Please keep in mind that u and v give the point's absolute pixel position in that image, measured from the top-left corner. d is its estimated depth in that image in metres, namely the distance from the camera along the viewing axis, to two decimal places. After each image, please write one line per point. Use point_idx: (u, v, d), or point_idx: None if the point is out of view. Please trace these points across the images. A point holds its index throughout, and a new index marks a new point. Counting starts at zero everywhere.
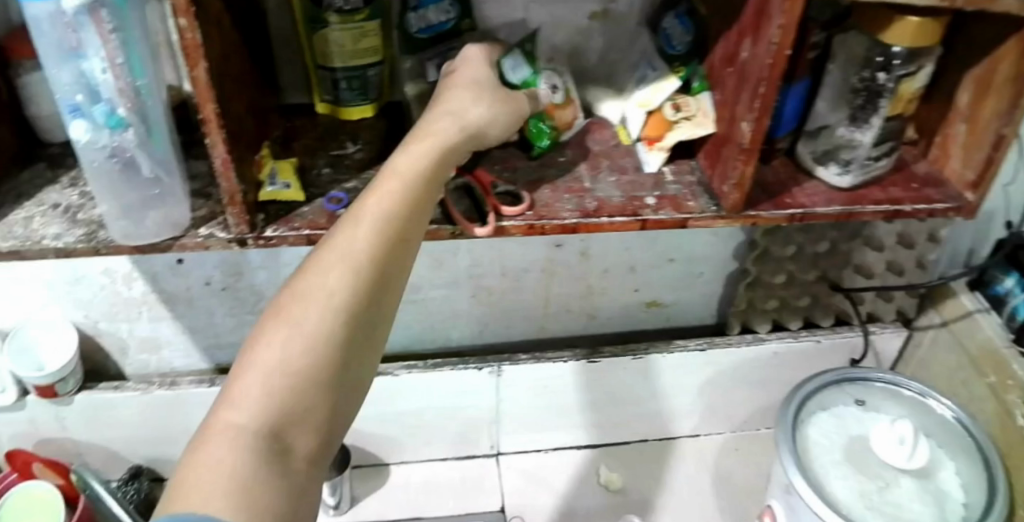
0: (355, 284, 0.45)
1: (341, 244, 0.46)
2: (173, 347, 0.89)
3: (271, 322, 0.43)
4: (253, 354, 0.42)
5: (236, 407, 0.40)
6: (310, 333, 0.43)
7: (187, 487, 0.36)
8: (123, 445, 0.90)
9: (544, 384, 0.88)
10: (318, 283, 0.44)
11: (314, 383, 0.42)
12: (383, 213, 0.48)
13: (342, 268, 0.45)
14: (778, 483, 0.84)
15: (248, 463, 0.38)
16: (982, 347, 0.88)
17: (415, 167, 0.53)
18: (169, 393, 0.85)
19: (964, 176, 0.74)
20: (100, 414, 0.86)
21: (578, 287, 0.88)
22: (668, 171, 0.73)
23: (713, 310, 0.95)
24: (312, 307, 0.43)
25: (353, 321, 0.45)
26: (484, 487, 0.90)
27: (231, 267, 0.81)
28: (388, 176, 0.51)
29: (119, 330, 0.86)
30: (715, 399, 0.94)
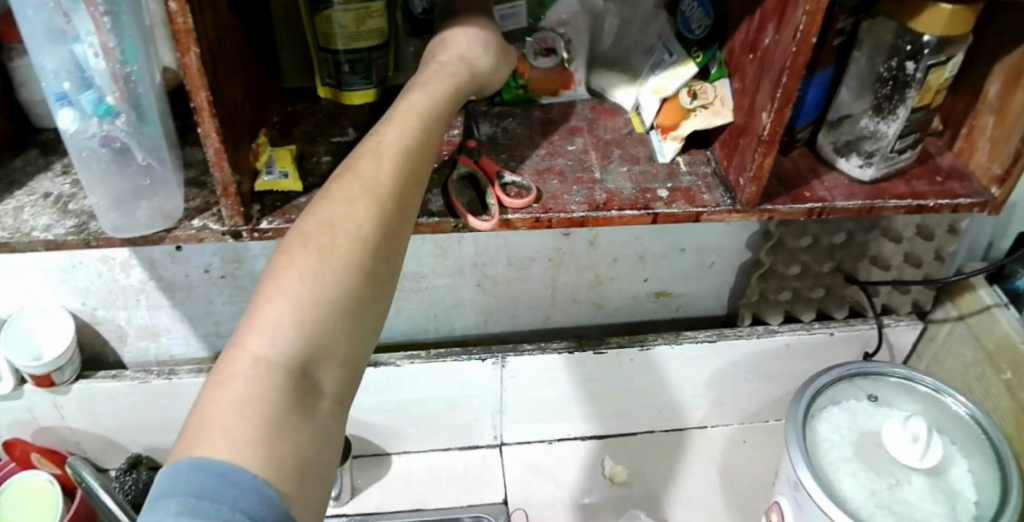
0: (381, 218, 0.44)
1: (365, 177, 0.45)
2: (172, 335, 0.87)
3: (297, 249, 0.41)
4: (279, 281, 0.40)
5: (262, 337, 0.38)
6: (339, 265, 0.41)
7: (215, 424, 0.35)
8: (122, 433, 0.89)
9: (549, 375, 0.85)
10: (347, 214, 0.43)
11: (341, 319, 0.41)
12: (402, 149, 0.48)
13: (369, 201, 0.44)
14: (786, 480, 0.82)
15: (277, 404, 0.37)
16: (999, 343, 0.85)
17: (427, 107, 0.52)
18: (168, 382, 0.84)
19: (990, 170, 0.71)
20: (98, 403, 0.85)
21: (587, 278, 0.85)
22: (682, 161, 0.70)
23: (724, 301, 0.91)
24: (340, 238, 0.42)
25: (378, 256, 0.43)
26: (487, 479, 0.89)
27: (230, 255, 0.79)
28: (400, 114, 0.51)
29: (117, 318, 0.84)
30: (725, 392, 0.92)
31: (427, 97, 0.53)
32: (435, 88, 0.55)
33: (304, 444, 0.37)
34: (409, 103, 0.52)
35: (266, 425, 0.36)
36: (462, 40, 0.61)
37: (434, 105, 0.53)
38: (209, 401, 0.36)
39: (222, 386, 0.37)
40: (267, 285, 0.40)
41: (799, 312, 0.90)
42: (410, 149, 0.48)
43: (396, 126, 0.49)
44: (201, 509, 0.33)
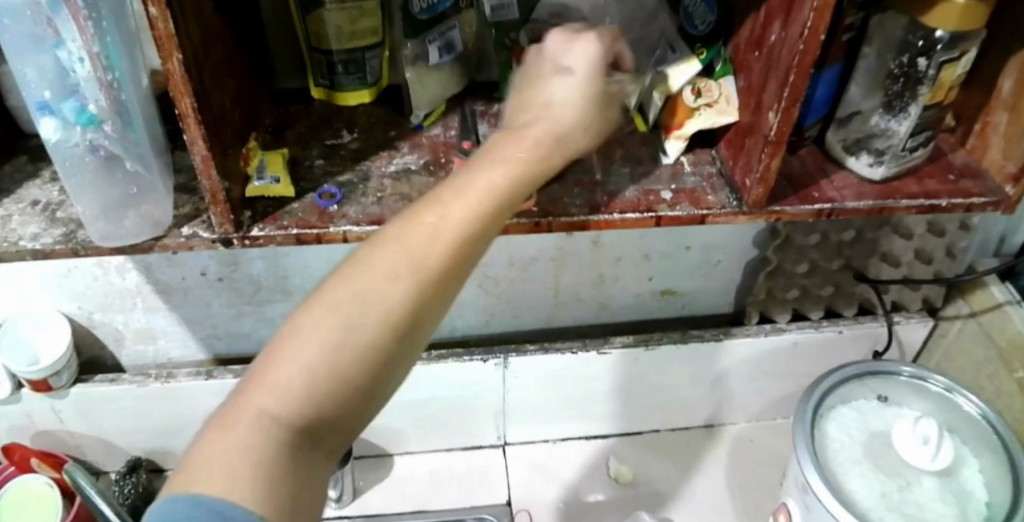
0: (425, 295, 0.39)
1: (413, 243, 0.40)
2: (169, 338, 0.86)
3: (324, 313, 0.37)
4: (300, 345, 0.37)
5: (272, 398, 0.36)
6: (366, 340, 0.38)
7: (215, 468, 0.34)
8: (121, 436, 0.89)
9: (552, 376, 0.84)
10: (387, 275, 0.39)
11: (356, 393, 0.38)
12: (467, 218, 0.41)
13: (414, 277, 0.39)
14: (794, 482, 0.80)
15: (277, 456, 0.35)
16: (1011, 341, 0.83)
17: (512, 173, 0.44)
18: (167, 386, 0.82)
19: (1004, 168, 0.69)
20: (97, 407, 0.84)
21: (589, 277, 0.83)
22: (686, 161, 0.68)
23: (729, 300, 0.90)
24: (372, 315, 0.38)
25: (410, 336, 0.39)
26: (490, 480, 0.88)
27: (225, 259, 0.77)
28: (478, 177, 0.43)
29: (114, 321, 0.83)
30: (731, 392, 0.90)
31: (510, 160, 0.44)
32: (540, 142, 0.46)
33: (299, 495, 0.36)
34: (507, 156, 0.45)
35: (263, 474, 0.34)
36: (569, 98, 0.49)
37: (522, 171, 0.44)
38: (212, 441, 0.35)
39: (226, 429, 0.35)
40: (291, 341, 0.37)
41: (807, 310, 0.88)
42: (475, 224, 0.41)
43: (472, 172, 0.43)
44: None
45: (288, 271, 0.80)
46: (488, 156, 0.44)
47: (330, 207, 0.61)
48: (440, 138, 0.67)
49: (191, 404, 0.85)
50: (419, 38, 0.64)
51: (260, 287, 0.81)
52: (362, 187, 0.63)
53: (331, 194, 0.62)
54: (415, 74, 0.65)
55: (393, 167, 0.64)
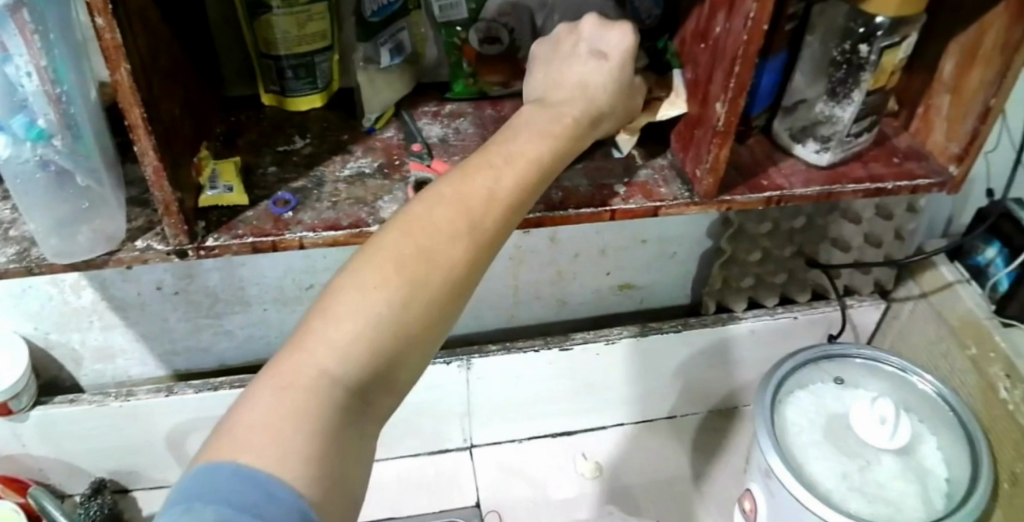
0: (474, 259, 0.43)
1: (467, 214, 0.43)
2: (128, 355, 0.85)
3: (387, 269, 0.40)
4: (365, 299, 0.39)
5: (337, 351, 0.38)
6: (425, 301, 0.41)
7: (267, 430, 0.35)
8: (82, 458, 0.87)
9: (517, 375, 0.84)
10: (442, 243, 0.42)
11: (412, 348, 0.41)
12: (505, 195, 0.45)
13: (465, 241, 0.43)
14: (756, 467, 0.81)
15: (333, 417, 0.37)
16: (964, 319, 0.86)
17: (538, 159, 0.49)
18: (127, 404, 0.81)
19: (948, 149, 0.71)
20: (56, 429, 0.82)
21: (549, 274, 0.84)
22: (639, 155, 0.69)
23: (688, 291, 0.91)
24: (431, 274, 0.41)
25: (459, 299, 0.43)
26: (459, 483, 0.87)
27: (181, 271, 0.76)
28: (511, 160, 0.47)
29: (70, 340, 0.82)
30: (694, 381, 0.91)
31: (536, 148, 0.49)
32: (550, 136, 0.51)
33: (347, 461, 0.37)
34: (529, 148, 0.49)
35: (322, 436, 0.36)
36: (588, 81, 0.55)
37: (545, 157, 0.49)
38: (262, 399, 0.36)
39: (283, 387, 0.37)
40: (353, 298, 0.39)
41: (763, 297, 0.89)
42: (511, 199, 0.46)
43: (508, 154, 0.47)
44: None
45: (245, 281, 0.79)
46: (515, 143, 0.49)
47: (285, 213, 0.61)
48: (393, 141, 0.67)
49: (153, 421, 0.84)
50: (371, 41, 0.64)
51: (218, 299, 0.80)
52: (316, 192, 0.62)
53: (286, 201, 0.61)
54: (365, 76, 0.64)
55: (347, 171, 0.64)
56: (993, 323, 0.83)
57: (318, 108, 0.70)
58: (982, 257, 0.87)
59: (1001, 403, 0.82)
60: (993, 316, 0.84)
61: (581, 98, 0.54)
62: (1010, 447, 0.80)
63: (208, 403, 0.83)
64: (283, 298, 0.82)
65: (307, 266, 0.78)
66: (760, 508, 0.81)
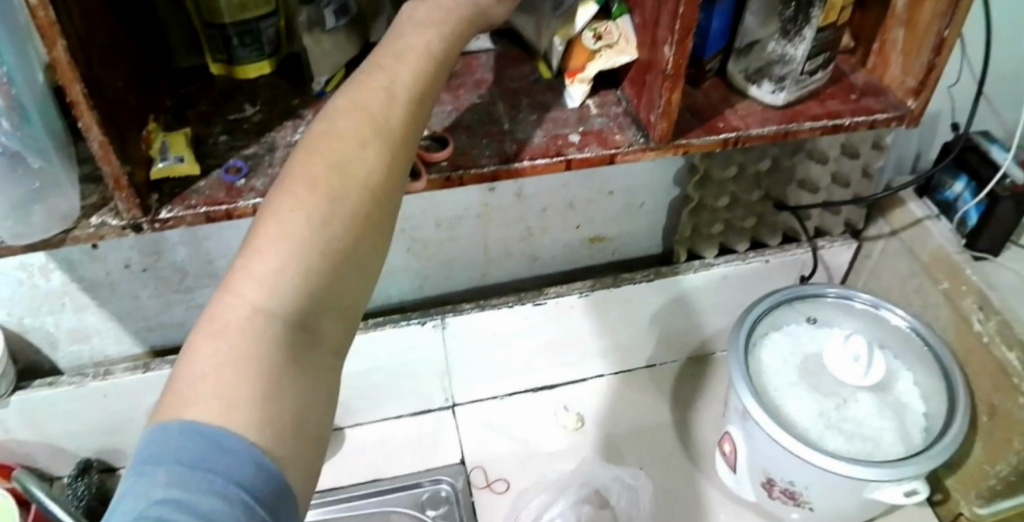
0: (389, 162, 0.41)
1: (372, 119, 0.41)
2: (103, 335, 0.85)
3: (302, 189, 0.38)
4: (284, 225, 0.37)
5: (265, 285, 0.36)
6: (350, 215, 0.38)
7: (211, 382, 0.34)
8: (67, 439, 0.88)
9: (492, 332, 0.84)
10: (354, 153, 0.40)
11: (348, 266, 0.39)
12: (410, 89, 0.43)
13: (377, 145, 0.40)
14: (733, 410, 0.80)
15: (274, 356, 0.36)
16: (934, 254, 0.86)
17: (435, 50, 0.46)
18: (106, 383, 0.82)
19: (905, 83, 0.70)
20: (38, 412, 0.83)
21: (517, 231, 0.84)
22: (594, 104, 0.69)
23: (657, 240, 0.91)
24: (348, 183, 0.39)
25: (385, 204, 0.41)
26: (441, 442, 0.88)
27: (148, 247, 0.76)
28: (404, 54, 0.44)
29: (46, 324, 0.82)
30: (669, 329, 0.92)
31: (429, 38, 0.46)
32: (440, 26, 0.47)
33: (301, 402, 0.36)
34: (425, 36, 0.46)
35: (266, 378, 0.35)
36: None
37: (437, 49, 0.46)
38: (200, 353, 0.35)
39: (215, 337, 0.35)
40: (269, 226, 0.37)
41: (733, 242, 0.90)
42: (419, 92, 0.43)
43: (397, 50, 0.44)
44: (194, 481, 0.32)
45: (212, 254, 0.79)
46: (412, 36, 0.46)
47: (237, 181, 0.61)
48: None
49: (134, 398, 0.85)
50: (313, 3, 0.63)
51: (187, 273, 0.81)
52: (268, 158, 0.62)
53: (238, 168, 0.61)
54: (312, 41, 0.64)
55: (299, 135, 0.64)
56: (964, 257, 0.83)
57: (266, 74, 0.69)
58: (950, 192, 0.87)
59: (975, 335, 0.82)
60: (964, 250, 0.84)
61: None
62: (987, 382, 0.81)
63: None
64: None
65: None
66: (740, 450, 0.81)
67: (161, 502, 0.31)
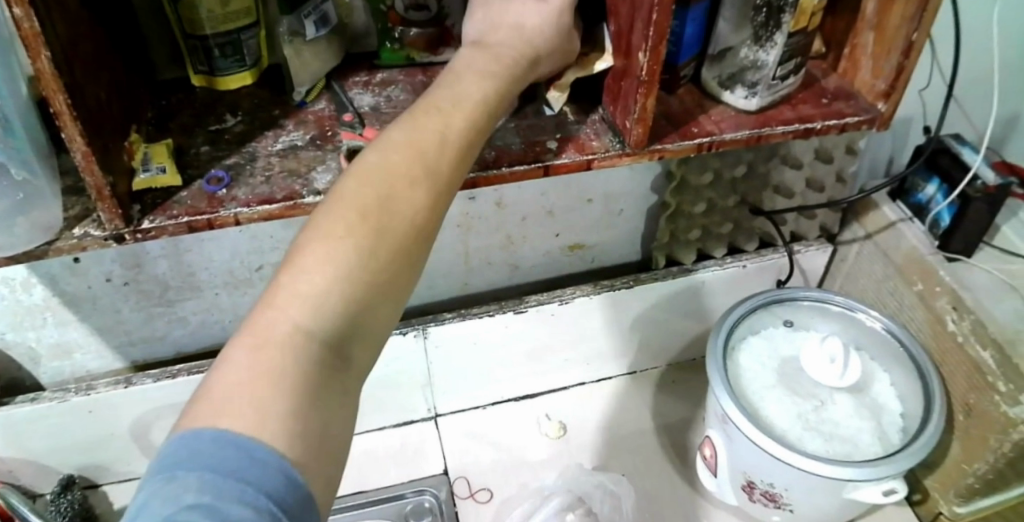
0: (432, 203, 0.43)
1: (422, 159, 0.44)
2: (85, 349, 0.85)
3: (350, 216, 0.40)
4: (334, 249, 0.38)
5: (311, 305, 0.37)
6: (393, 245, 0.40)
7: (247, 392, 0.35)
8: (48, 456, 0.87)
9: (474, 341, 0.85)
10: (401, 189, 0.42)
11: (387, 297, 0.40)
12: (456, 141, 0.46)
13: (425, 186, 0.43)
14: (714, 414, 0.80)
15: (311, 375, 0.37)
16: (908, 256, 0.88)
17: (481, 102, 0.49)
18: (87, 398, 0.81)
19: (875, 86, 0.73)
20: (17, 429, 0.82)
21: (498, 240, 0.85)
22: (571, 112, 0.70)
23: (637, 248, 0.92)
24: (395, 216, 0.41)
25: (426, 243, 0.43)
26: (425, 452, 0.88)
27: (130, 260, 0.76)
28: (456, 103, 0.48)
29: (26, 339, 0.82)
30: (650, 335, 0.92)
31: (478, 89, 0.50)
32: (490, 77, 0.51)
33: (329, 425, 0.37)
34: (475, 88, 0.50)
35: (301, 394, 0.36)
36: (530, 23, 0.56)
37: (485, 100, 0.50)
38: (241, 363, 0.36)
39: (256, 348, 0.36)
40: (319, 248, 0.39)
41: (712, 248, 0.91)
42: (466, 140, 0.47)
43: (448, 101, 0.48)
44: (223, 488, 0.31)
45: (194, 266, 0.80)
46: (459, 87, 0.49)
47: (219, 190, 0.61)
48: (325, 113, 0.67)
49: (114, 413, 0.84)
50: (294, 14, 0.64)
51: (170, 286, 0.81)
52: (249, 168, 0.63)
53: (219, 179, 0.62)
54: (292, 49, 0.65)
55: (279, 145, 0.65)
56: (937, 259, 0.85)
57: (248, 86, 0.70)
58: (922, 194, 0.89)
59: (950, 335, 0.83)
60: (937, 252, 0.86)
61: (511, 40, 0.55)
62: (963, 380, 0.82)
63: (169, 391, 0.84)
64: (234, 280, 0.83)
65: (254, 245, 0.79)
66: (720, 454, 0.81)
67: (193, 507, 0.31)
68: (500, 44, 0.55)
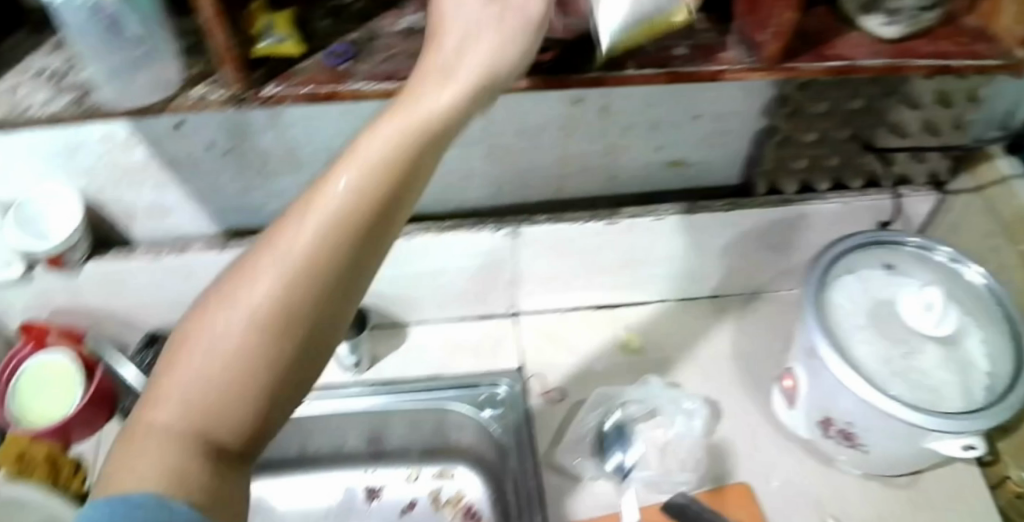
0: (291, 292, 0.40)
1: (282, 241, 0.41)
2: (181, 212, 0.87)
3: (200, 324, 0.41)
4: (181, 356, 0.40)
5: (160, 404, 0.39)
6: (234, 343, 0.40)
7: (109, 481, 0.38)
8: (141, 310, 0.91)
9: (564, 245, 0.84)
10: (252, 282, 0.41)
11: (242, 385, 0.39)
12: (330, 227, 0.41)
13: (277, 273, 0.40)
14: (800, 347, 0.79)
15: (162, 462, 0.38)
16: (1017, 213, 0.83)
17: (382, 148, 0.41)
18: (181, 259, 0.84)
19: (1016, 32, 0.66)
20: (114, 282, 0.86)
21: (599, 147, 0.83)
22: (701, 20, 0.66)
23: (738, 170, 0.89)
24: (223, 331, 0.40)
25: (293, 325, 0.41)
26: (501, 348, 0.90)
27: (233, 130, 0.76)
28: (344, 158, 0.42)
29: (126, 197, 0.84)
30: (739, 261, 0.90)
31: (383, 131, 0.42)
32: (413, 103, 0.43)
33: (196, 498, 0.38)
34: (364, 139, 0.42)
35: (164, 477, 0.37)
36: (473, 17, 0.45)
37: (388, 150, 0.41)
38: (118, 454, 0.39)
39: (126, 441, 0.39)
40: (172, 357, 0.41)
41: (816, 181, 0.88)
42: (347, 204, 0.41)
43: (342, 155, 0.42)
44: None
45: (296, 142, 0.80)
46: (352, 144, 0.42)
47: (339, 64, 0.60)
48: None
49: (204, 277, 0.87)
50: None
51: (268, 159, 0.81)
52: (372, 44, 0.61)
53: (341, 52, 0.60)
54: None
55: (403, 24, 0.63)
56: None
57: None
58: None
59: None
60: None
61: (449, 38, 0.45)
62: None
63: None
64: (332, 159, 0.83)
65: (354, 126, 0.79)
66: (801, 387, 0.80)
67: None
68: (439, 40, 0.45)
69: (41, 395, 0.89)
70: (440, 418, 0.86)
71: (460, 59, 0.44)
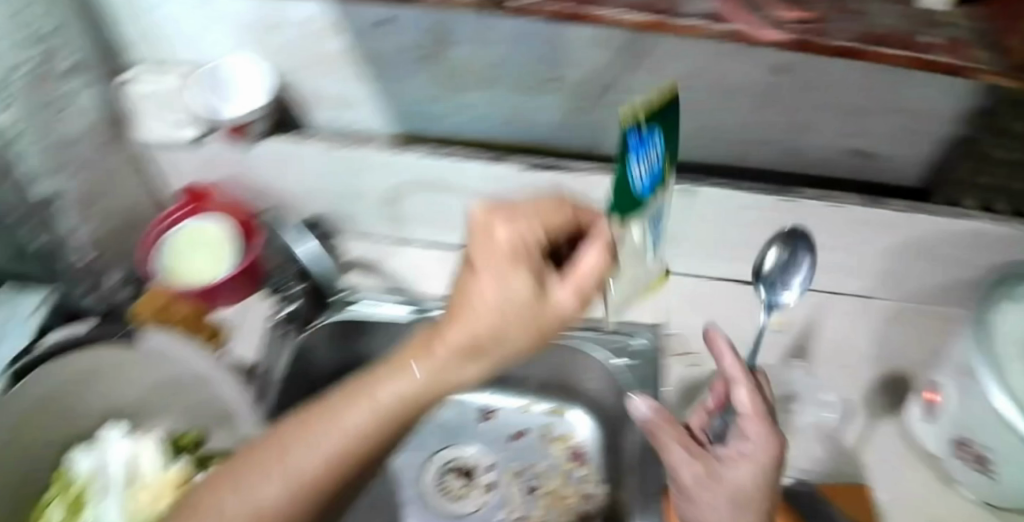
0: (359, 436, 0.54)
1: (354, 401, 0.55)
2: (362, 106, 0.89)
3: (281, 445, 0.55)
4: (264, 467, 0.54)
5: (248, 490, 0.53)
6: (307, 464, 0.54)
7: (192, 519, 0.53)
8: (300, 194, 0.93)
9: (728, 216, 0.86)
10: (327, 426, 0.54)
11: (303, 497, 0.54)
12: (360, 436, 0.54)
13: (343, 432, 0.54)
14: (954, 366, 0.78)
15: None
16: None
17: (442, 364, 0.55)
18: (354, 151, 0.86)
19: None
20: (285, 160, 0.88)
21: (785, 121, 0.82)
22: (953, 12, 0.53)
23: (920, 175, 0.86)
24: (305, 456, 0.54)
25: (348, 465, 0.55)
26: (651, 303, 0.93)
27: (435, 35, 0.77)
28: (418, 348, 0.56)
29: (312, 81, 0.86)
30: (896, 267, 0.90)
31: (462, 333, 0.55)
32: (484, 285, 0.54)
33: None
34: (438, 340, 0.56)
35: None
36: (520, 286, 0.54)
37: (461, 340, 0.55)
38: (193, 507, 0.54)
39: (210, 496, 0.54)
40: (252, 456, 0.55)
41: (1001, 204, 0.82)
42: (401, 398, 0.55)
43: (413, 345, 0.57)
44: None
45: (493, 60, 0.79)
46: (434, 339, 0.56)
47: None
48: None
49: (367, 173, 0.88)
50: None
51: (459, 71, 0.81)
52: None
53: None
54: None
55: None
56: None
57: None
58: None
59: None
60: None
61: (548, 215, 0.58)
62: None
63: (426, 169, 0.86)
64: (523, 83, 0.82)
65: (551, 55, 0.77)
66: (948, 405, 0.78)
67: None
68: (524, 209, 0.58)
69: (195, 254, 0.91)
70: (563, 364, 0.92)
71: (474, 325, 0.54)
